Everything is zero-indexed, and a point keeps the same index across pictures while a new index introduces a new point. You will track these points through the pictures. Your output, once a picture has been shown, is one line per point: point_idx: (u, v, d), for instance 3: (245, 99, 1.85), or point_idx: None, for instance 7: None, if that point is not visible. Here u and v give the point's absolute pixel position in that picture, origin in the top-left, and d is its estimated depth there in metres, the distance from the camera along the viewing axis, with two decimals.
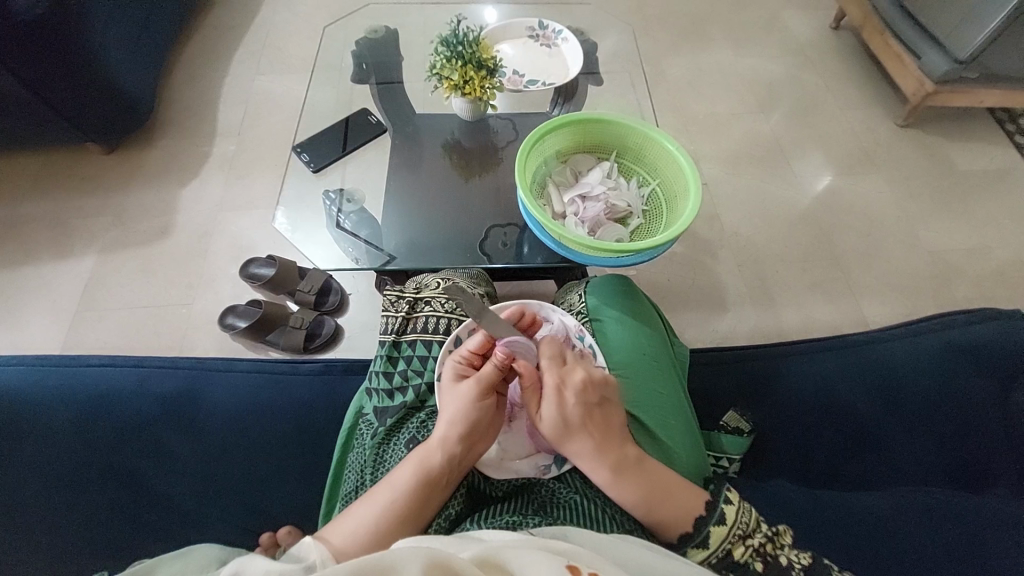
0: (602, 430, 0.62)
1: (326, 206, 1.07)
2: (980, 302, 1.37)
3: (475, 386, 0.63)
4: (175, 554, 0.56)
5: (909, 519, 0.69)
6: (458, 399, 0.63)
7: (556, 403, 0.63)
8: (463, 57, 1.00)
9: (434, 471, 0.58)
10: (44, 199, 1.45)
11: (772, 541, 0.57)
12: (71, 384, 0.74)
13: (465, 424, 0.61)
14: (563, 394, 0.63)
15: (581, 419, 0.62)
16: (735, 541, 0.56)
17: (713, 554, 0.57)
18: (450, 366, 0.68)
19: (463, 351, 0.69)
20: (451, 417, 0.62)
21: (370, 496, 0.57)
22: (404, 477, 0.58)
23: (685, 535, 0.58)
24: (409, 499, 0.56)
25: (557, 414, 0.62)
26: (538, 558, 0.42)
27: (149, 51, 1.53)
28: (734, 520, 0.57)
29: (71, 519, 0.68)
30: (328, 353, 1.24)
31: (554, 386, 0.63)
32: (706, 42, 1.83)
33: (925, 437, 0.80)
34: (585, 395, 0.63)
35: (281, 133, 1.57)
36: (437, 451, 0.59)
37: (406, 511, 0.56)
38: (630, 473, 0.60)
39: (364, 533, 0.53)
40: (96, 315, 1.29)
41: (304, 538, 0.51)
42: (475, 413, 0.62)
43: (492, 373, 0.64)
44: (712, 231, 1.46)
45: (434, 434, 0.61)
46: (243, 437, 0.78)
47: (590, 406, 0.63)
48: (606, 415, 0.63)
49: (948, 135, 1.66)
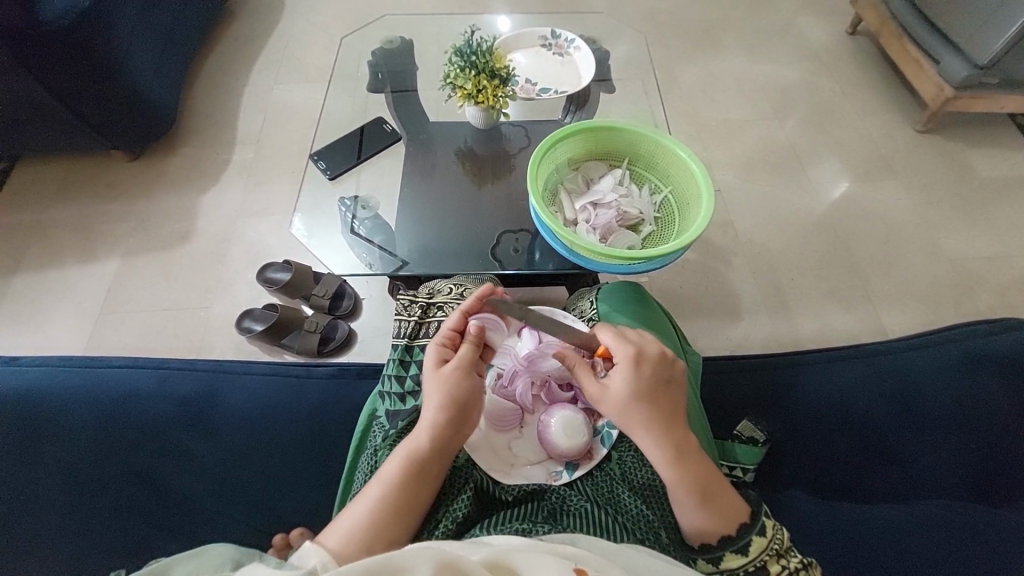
0: (669, 409, 0.61)
1: (341, 212, 1.09)
2: (1001, 310, 1.35)
3: (457, 367, 0.64)
4: (190, 553, 0.56)
5: (935, 532, 0.67)
6: (441, 380, 0.64)
7: (633, 372, 0.62)
8: (476, 67, 1.01)
9: (421, 457, 0.59)
10: (68, 205, 1.49)
11: (806, 569, 0.56)
12: (91, 385, 0.76)
13: (449, 406, 0.62)
14: (639, 365, 0.62)
15: (652, 392, 0.61)
16: (771, 556, 0.56)
17: (751, 563, 0.56)
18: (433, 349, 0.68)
19: (443, 331, 0.71)
20: (435, 401, 0.62)
21: (365, 493, 0.57)
22: (393, 469, 0.58)
23: (725, 538, 0.57)
24: (398, 488, 0.57)
25: (632, 384, 0.61)
26: (546, 562, 0.42)
27: (171, 60, 1.57)
28: (773, 535, 0.57)
29: (89, 514, 0.70)
30: (342, 357, 1.26)
31: (630, 356, 0.63)
32: (720, 49, 1.83)
33: (948, 450, 0.79)
34: (656, 368, 0.63)
35: (298, 140, 1.60)
36: (423, 439, 0.60)
37: (397, 502, 0.56)
38: (690, 457, 0.59)
39: (358, 527, 0.54)
40: (117, 318, 1.32)
41: (305, 544, 0.50)
42: (456, 392, 0.63)
43: (469, 350, 0.66)
44: (726, 238, 1.45)
45: (421, 421, 0.62)
46: (257, 439, 0.79)
47: (662, 382, 0.62)
48: (674, 394, 0.63)
49: (969, 141, 1.63)
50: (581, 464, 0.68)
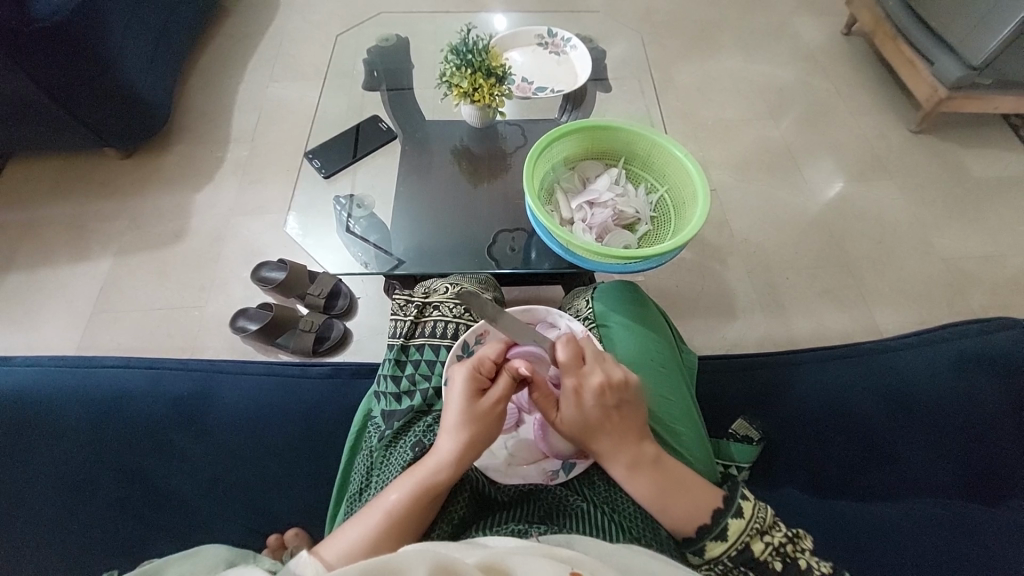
0: (619, 432, 0.60)
1: (337, 211, 1.08)
2: (994, 310, 1.36)
3: (495, 401, 0.61)
4: (183, 555, 0.56)
5: (927, 531, 0.68)
6: (477, 414, 0.60)
7: (576, 404, 0.60)
8: (472, 65, 1.01)
9: (435, 488, 0.57)
10: (61, 202, 1.48)
11: (793, 542, 0.57)
12: (84, 385, 0.75)
13: (479, 441, 0.60)
14: (582, 397, 0.60)
15: (600, 420, 0.60)
16: (752, 534, 0.57)
17: (733, 547, 0.57)
18: (466, 373, 0.62)
19: (480, 358, 0.64)
20: (466, 433, 0.59)
21: (367, 511, 0.56)
22: (400, 499, 0.56)
23: (703, 528, 0.57)
24: (406, 517, 0.55)
25: (578, 417, 0.61)
26: (540, 564, 0.42)
27: (165, 57, 1.56)
28: (752, 515, 0.58)
29: (82, 518, 0.70)
30: (338, 356, 1.25)
31: (572, 389, 0.60)
32: (716, 48, 1.83)
33: (942, 449, 0.79)
34: (603, 397, 0.60)
35: (293, 139, 1.59)
36: (441, 469, 0.58)
37: (403, 525, 0.55)
38: (647, 471, 0.59)
39: (359, 551, 0.52)
40: (111, 317, 1.31)
41: (300, 554, 0.47)
42: (489, 427, 0.61)
43: (508, 386, 0.62)
44: (721, 237, 1.46)
45: (441, 446, 0.59)
46: (252, 438, 0.79)
47: (609, 409, 0.60)
48: (625, 414, 0.61)
49: (962, 141, 1.64)
50: (578, 463, 0.67)
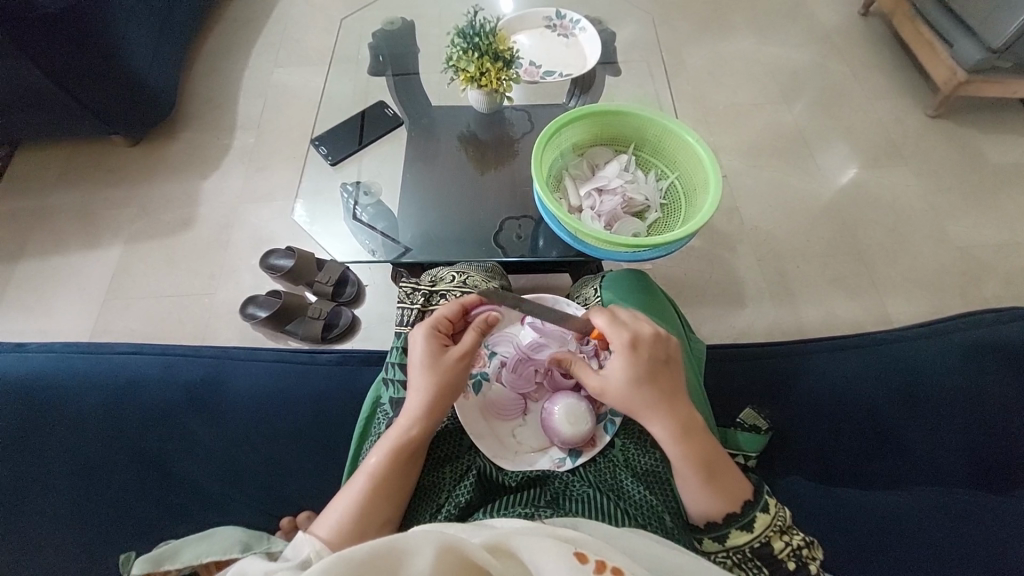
0: (670, 390, 0.60)
1: (343, 198, 1.08)
2: (1009, 299, 1.34)
3: (459, 356, 0.64)
4: (197, 536, 0.60)
5: (938, 517, 0.68)
6: (441, 365, 0.63)
7: (631, 359, 0.60)
8: (479, 49, 0.99)
9: (410, 445, 0.59)
10: (71, 190, 1.49)
11: (808, 548, 0.58)
12: (98, 371, 0.76)
13: (442, 390, 0.61)
14: (636, 351, 0.61)
15: (650, 376, 0.60)
16: (774, 532, 0.57)
17: (756, 538, 0.57)
18: (428, 333, 0.65)
19: (435, 319, 0.67)
20: (430, 386, 0.61)
21: (349, 485, 0.57)
22: (378, 461, 0.58)
23: (731, 515, 0.58)
24: (387, 475, 0.57)
25: (628, 370, 0.60)
26: (544, 545, 0.41)
27: (170, 43, 1.55)
28: (775, 512, 0.58)
29: (99, 501, 0.70)
30: (345, 343, 1.26)
31: (626, 343, 0.61)
32: (728, 31, 1.80)
33: (953, 438, 0.78)
34: (653, 351, 0.61)
35: (299, 124, 1.58)
36: (411, 424, 0.60)
37: (386, 486, 0.57)
38: (694, 436, 0.58)
39: (350, 519, 0.54)
40: (121, 305, 1.32)
41: (297, 535, 0.51)
42: (454, 377, 0.63)
43: (473, 341, 0.65)
44: (732, 225, 1.44)
45: (408, 404, 0.61)
46: (263, 424, 0.79)
47: (660, 364, 0.61)
48: (672, 373, 0.62)
49: (979, 126, 1.61)
50: (585, 450, 0.67)
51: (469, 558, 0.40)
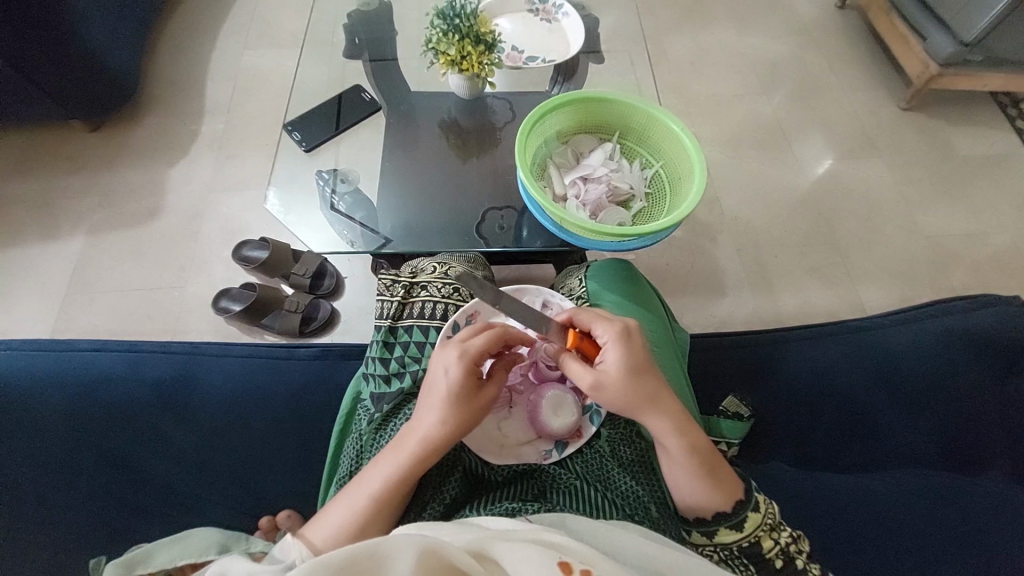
0: (664, 384, 0.59)
1: (319, 186, 1.05)
2: (976, 288, 1.37)
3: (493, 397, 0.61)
4: (172, 539, 0.57)
5: (913, 500, 0.69)
6: (474, 401, 0.59)
7: (627, 348, 0.59)
8: (460, 31, 0.97)
9: (418, 472, 0.56)
10: (29, 178, 1.42)
11: (796, 543, 0.58)
12: (61, 370, 0.72)
13: (467, 428, 0.58)
14: (632, 338, 0.60)
15: (645, 366, 0.59)
16: (763, 532, 0.57)
17: (744, 538, 0.57)
18: (465, 361, 0.59)
19: (470, 345, 0.60)
20: (460, 420, 0.57)
21: (349, 494, 0.54)
22: (387, 483, 0.54)
23: (720, 514, 0.57)
24: (392, 500, 0.54)
25: (625, 361, 0.58)
26: (528, 551, 0.40)
27: (133, 24, 1.48)
28: (766, 510, 0.58)
29: (65, 502, 0.67)
30: (324, 337, 1.23)
31: (623, 330, 0.60)
32: (708, 20, 1.80)
33: (928, 425, 0.80)
34: (642, 341, 0.61)
35: (271, 110, 1.53)
36: (425, 451, 0.56)
37: (387, 508, 0.54)
38: (690, 427, 0.59)
39: (347, 532, 0.52)
40: (86, 299, 1.27)
41: (286, 538, 0.49)
42: (482, 405, 0.60)
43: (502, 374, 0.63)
44: (712, 215, 1.44)
45: (428, 428, 0.57)
46: (238, 422, 0.76)
47: (650, 355, 0.60)
48: (656, 368, 0.61)
49: (950, 118, 1.64)
50: (572, 442, 0.66)
51: (449, 563, 0.39)
